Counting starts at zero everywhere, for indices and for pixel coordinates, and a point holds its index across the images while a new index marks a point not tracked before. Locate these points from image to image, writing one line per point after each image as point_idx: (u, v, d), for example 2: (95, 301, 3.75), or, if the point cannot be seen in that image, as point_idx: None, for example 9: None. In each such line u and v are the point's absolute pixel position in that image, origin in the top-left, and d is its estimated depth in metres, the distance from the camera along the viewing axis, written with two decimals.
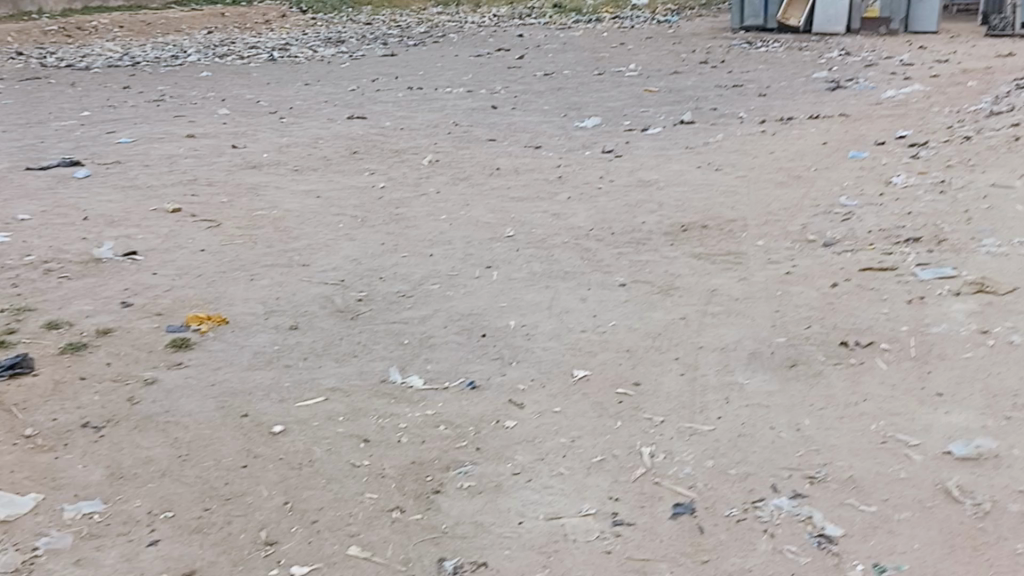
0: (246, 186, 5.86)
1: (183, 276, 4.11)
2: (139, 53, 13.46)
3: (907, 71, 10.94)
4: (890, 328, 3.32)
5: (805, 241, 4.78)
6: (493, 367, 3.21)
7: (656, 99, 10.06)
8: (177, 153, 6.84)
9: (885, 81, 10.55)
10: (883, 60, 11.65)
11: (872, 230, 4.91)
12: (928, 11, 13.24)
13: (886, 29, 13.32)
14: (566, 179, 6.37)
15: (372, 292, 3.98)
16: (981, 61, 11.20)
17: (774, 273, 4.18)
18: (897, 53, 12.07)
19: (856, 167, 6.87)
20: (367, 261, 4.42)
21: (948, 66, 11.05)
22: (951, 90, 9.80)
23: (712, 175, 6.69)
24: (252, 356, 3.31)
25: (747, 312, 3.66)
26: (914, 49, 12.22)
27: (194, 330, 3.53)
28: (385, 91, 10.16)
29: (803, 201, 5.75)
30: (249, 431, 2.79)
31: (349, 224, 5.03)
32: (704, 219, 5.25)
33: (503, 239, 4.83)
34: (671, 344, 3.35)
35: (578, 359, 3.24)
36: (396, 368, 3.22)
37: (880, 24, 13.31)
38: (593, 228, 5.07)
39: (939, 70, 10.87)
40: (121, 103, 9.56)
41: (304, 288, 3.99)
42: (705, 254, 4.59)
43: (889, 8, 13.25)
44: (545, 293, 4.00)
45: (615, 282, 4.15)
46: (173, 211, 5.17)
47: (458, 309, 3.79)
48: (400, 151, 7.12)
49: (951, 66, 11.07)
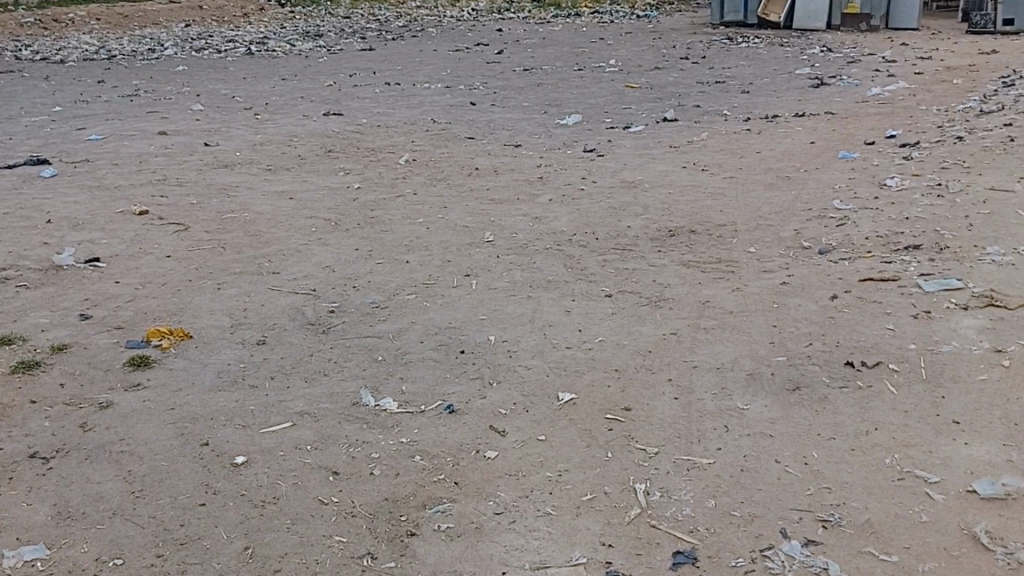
0: (217, 186, 5.57)
1: (144, 285, 3.81)
2: (115, 45, 13.07)
3: (892, 68, 10.83)
4: (896, 346, 3.27)
5: (800, 249, 4.60)
6: (473, 388, 2.97)
7: (639, 96, 9.86)
8: (146, 152, 6.53)
9: (868, 78, 10.42)
10: (866, 57, 11.54)
11: (869, 237, 4.76)
12: (909, 7, 13.12)
13: (867, 24, 13.22)
14: (548, 179, 6.14)
15: (344, 303, 3.73)
16: (964, 58, 11.13)
17: (769, 284, 4.00)
18: (880, 49, 11.96)
19: (846, 168, 6.71)
20: (340, 268, 4.17)
21: (931, 63, 10.96)
22: (936, 87, 9.71)
23: (700, 175, 6.49)
24: (215, 376, 2.94)
25: (743, 327, 3.47)
26: (897, 45, 12.12)
27: (155, 346, 3.13)
28: (362, 86, 9.87)
29: (794, 204, 5.57)
30: (209, 463, 2.42)
31: (322, 228, 4.77)
32: (693, 224, 5.05)
33: (483, 245, 4.60)
34: (662, 363, 3.13)
35: (565, 381, 3.00)
36: (368, 389, 2.94)
37: (861, 20, 13.22)
38: (576, 233, 4.85)
39: (924, 67, 10.77)
40: (90, 97, 9.19)
41: (273, 298, 3.72)
42: (696, 262, 4.38)
43: (870, 4, 13.16)
44: (527, 304, 3.77)
45: (601, 293, 3.92)
46: (140, 212, 4.88)
47: (436, 322, 3.55)
48: (377, 149, 6.87)
49: (935, 62, 10.98)
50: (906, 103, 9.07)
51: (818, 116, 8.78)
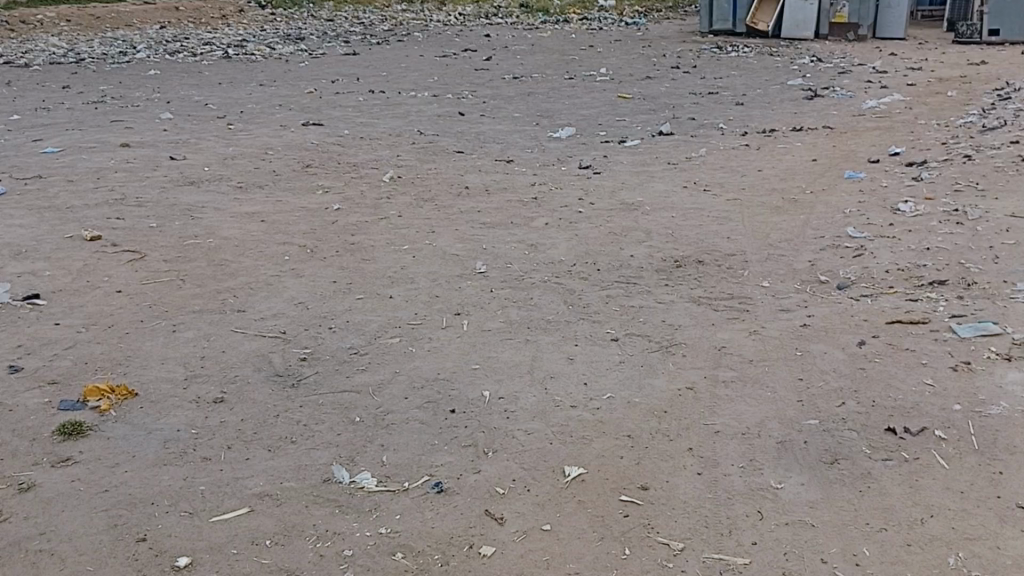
0: (181, 206, 5.16)
1: (89, 326, 3.43)
2: (85, 48, 12.61)
3: (884, 79, 10.57)
4: (939, 406, 2.90)
5: (817, 283, 4.25)
6: (464, 459, 2.59)
7: (632, 107, 9.52)
8: (106, 166, 6.09)
9: (862, 89, 10.15)
10: (857, 67, 11.28)
11: (890, 270, 4.42)
12: (897, 16, 12.85)
13: (854, 34, 12.94)
14: (543, 201, 5.76)
15: (319, 349, 3.34)
16: (956, 69, 10.90)
17: (788, 326, 3.65)
18: (870, 59, 11.70)
19: (854, 190, 6.39)
20: (315, 305, 3.77)
21: (923, 74, 10.71)
22: (932, 100, 9.44)
23: (703, 197, 6.14)
24: (162, 447, 2.59)
25: (764, 380, 3.11)
26: (886, 55, 11.88)
27: (92, 407, 2.79)
28: (344, 94, 9.47)
29: (806, 230, 5.23)
30: (147, 567, 2.10)
31: (296, 256, 4.38)
32: (699, 253, 4.70)
33: (475, 277, 4.22)
34: (679, 427, 2.75)
35: (570, 450, 2.62)
36: (342, 462, 2.56)
37: (849, 30, 12.94)
38: (576, 264, 4.48)
39: (916, 78, 10.52)
40: (54, 104, 8.74)
41: (236, 343, 3.34)
42: (707, 299, 4.03)
43: (857, 14, 12.89)
44: (524, 350, 3.39)
45: (606, 336, 3.55)
46: (91, 237, 4.46)
47: (422, 373, 3.16)
48: (358, 164, 6.46)
49: (926, 74, 10.73)
50: (904, 117, 8.79)
51: (817, 131, 8.47)
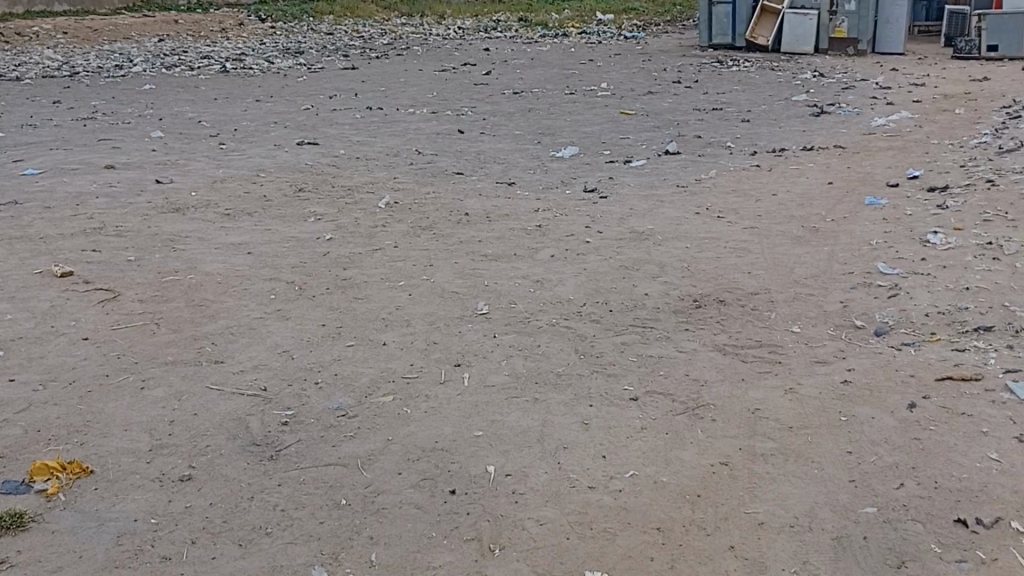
0: (163, 235, 4.79)
1: (47, 383, 3.05)
2: (80, 61, 12.29)
3: (889, 95, 10.26)
4: (1011, 488, 2.55)
5: (851, 329, 3.89)
6: (468, 558, 2.22)
7: (636, 124, 9.18)
8: (87, 191, 5.72)
9: (868, 105, 9.84)
10: (861, 82, 10.96)
11: (929, 313, 4.04)
12: (896, 31, 12.56)
13: (854, 50, 12.62)
14: (547, 229, 5.40)
15: (304, 409, 2.96)
16: (960, 85, 10.59)
17: (826, 383, 3.28)
18: (873, 74, 11.40)
19: (876, 217, 6.04)
20: (300, 354, 3.40)
21: (929, 90, 10.40)
22: (942, 117, 9.12)
23: (717, 224, 5.78)
24: (117, 545, 2.22)
25: (810, 455, 2.74)
26: (888, 70, 11.57)
27: (38, 491, 2.42)
28: (341, 111, 9.12)
29: (831, 264, 4.86)
30: None
31: (283, 295, 4.01)
32: (720, 292, 4.34)
33: (477, 319, 3.85)
34: (717, 518, 2.39)
35: (593, 548, 2.26)
36: (325, 561, 2.19)
37: (848, 45, 12.62)
38: (586, 303, 4.11)
39: (922, 94, 10.21)
40: (41, 121, 8.39)
41: (209, 404, 2.96)
42: (733, 347, 3.66)
43: (857, 28, 12.58)
44: (533, 411, 3.01)
45: (624, 394, 3.17)
46: (61, 273, 4.08)
47: (419, 441, 2.78)
48: (353, 188, 6.09)
49: (931, 90, 10.42)
50: (916, 136, 8.46)
51: (829, 150, 8.13)
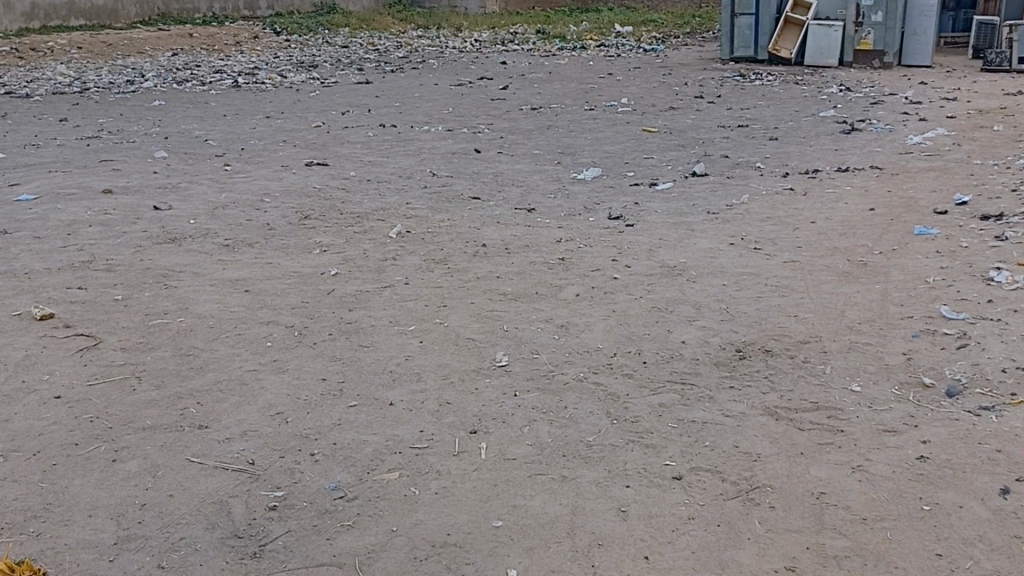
0: (155, 269, 4.44)
1: (8, 454, 2.76)
2: (92, 77, 12.07)
3: (921, 110, 9.77)
4: None
5: (917, 388, 3.42)
6: None
7: (660, 142, 8.78)
8: (81, 218, 5.40)
9: (900, 122, 9.36)
10: (889, 97, 10.48)
11: (1005, 367, 3.55)
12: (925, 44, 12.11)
13: (880, 62, 12.14)
14: (570, 263, 4.99)
15: (296, 488, 2.61)
16: (994, 99, 10.08)
17: (899, 458, 2.84)
18: (901, 88, 10.91)
19: (927, 249, 5.56)
20: (295, 416, 3.02)
21: (963, 106, 9.90)
22: (980, 134, 8.62)
23: (754, 257, 5.34)
24: None
25: (892, 559, 2.33)
26: (916, 84, 11.09)
27: None
28: (353, 128, 8.79)
29: (884, 305, 4.41)
30: None
31: (281, 342, 3.63)
32: (765, 339, 3.89)
33: (495, 373, 3.44)
34: None
35: None
36: None
37: (874, 57, 12.15)
38: (616, 353, 3.68)
39: (955, 110, 9.71)
40: (45, 140, 8.12)
41: (188, 482, 2.63)
42: (785, 409, 3.22)
43: (883, 41, 12.10)
44: (562, 494, 2.60)
45: (666, 471, 2.74)
46: (40, 316, 3.74)
47: (428, 534, 2.41)
48: (361, 214, 5.71)
49: (964, 105, 9.92)
50: (955, 155, 7.97)
51: (866, 171, 7.66)
